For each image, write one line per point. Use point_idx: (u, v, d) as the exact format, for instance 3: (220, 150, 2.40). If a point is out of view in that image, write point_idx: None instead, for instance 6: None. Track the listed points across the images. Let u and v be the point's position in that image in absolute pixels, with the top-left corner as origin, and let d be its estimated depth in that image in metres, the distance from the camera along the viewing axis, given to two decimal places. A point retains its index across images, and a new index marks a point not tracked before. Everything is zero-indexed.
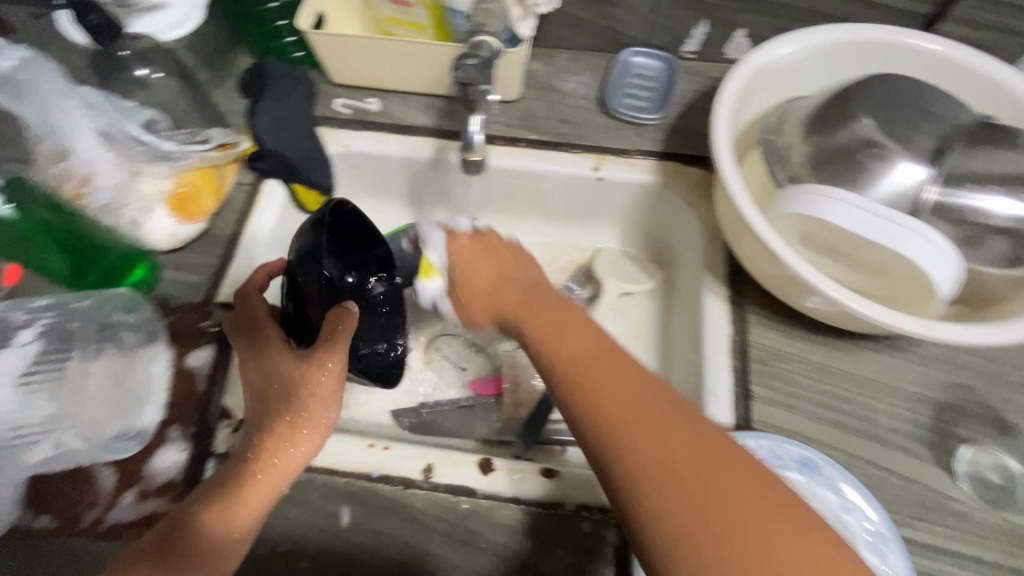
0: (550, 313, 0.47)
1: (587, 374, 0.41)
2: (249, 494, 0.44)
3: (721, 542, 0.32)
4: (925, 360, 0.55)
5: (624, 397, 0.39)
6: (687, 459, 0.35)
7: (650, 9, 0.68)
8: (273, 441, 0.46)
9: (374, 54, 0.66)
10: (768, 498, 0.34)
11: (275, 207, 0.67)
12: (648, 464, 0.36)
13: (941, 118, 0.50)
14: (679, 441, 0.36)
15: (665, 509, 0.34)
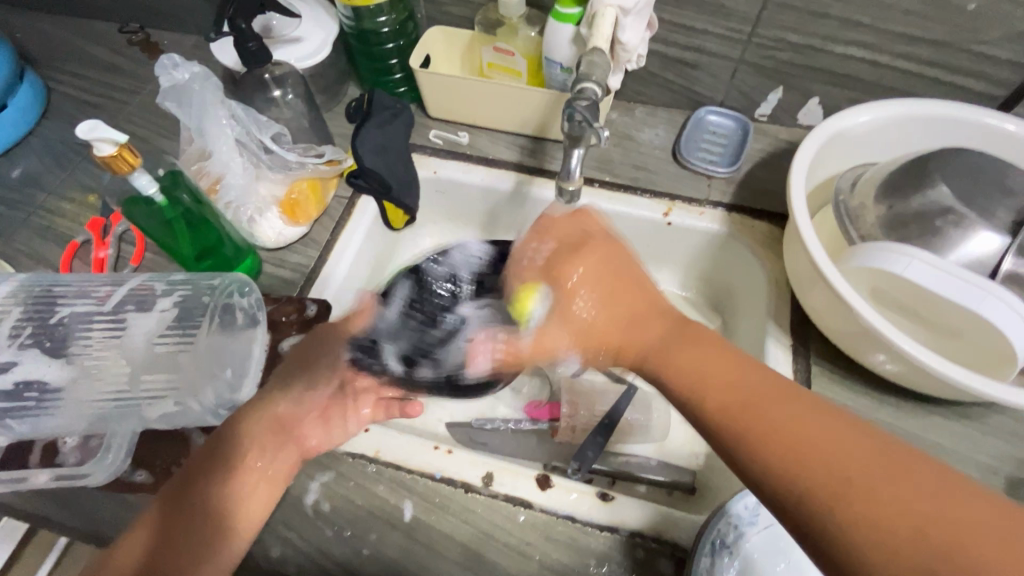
0: (703, 352, 0.45)
1: (756, 400, 0.40)
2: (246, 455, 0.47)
3: (867, 509, 0.34)
4: (997, 433, 0.54)
5: (732, 387, 0.41)
6: (822, 426, 0.38)
7: (730, 75, 0.73)
8: (274, 406, 0.51)
9: (471, 93, 0.72)
10: (896, 458, 0.35)
11: (367, 219, 0.73)
12: (836, 476, 0.35)
13: (1020, 194, 0.51)
14: (795, 405, 0.39)
15: (816, 491, 0.35)
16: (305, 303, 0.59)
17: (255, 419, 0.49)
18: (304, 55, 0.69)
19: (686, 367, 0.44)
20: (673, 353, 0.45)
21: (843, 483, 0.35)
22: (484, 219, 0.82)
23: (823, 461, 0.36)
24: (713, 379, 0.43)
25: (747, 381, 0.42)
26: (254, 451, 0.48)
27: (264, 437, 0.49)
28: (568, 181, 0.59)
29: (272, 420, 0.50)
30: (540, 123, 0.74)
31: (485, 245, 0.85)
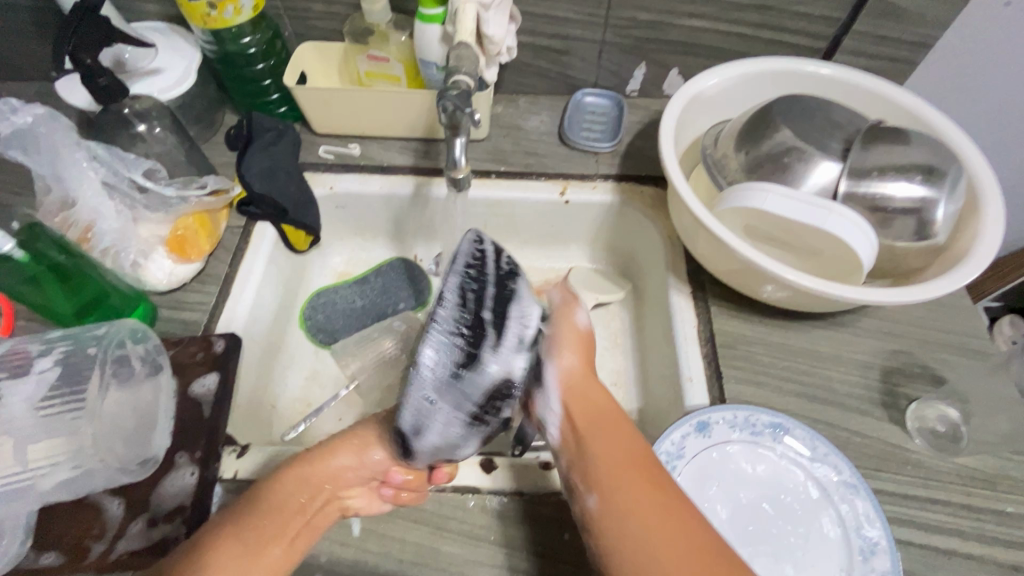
0: (602, 414, 0.50)
1: (621, 480, 0.45)
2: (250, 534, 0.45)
3: (653, 555, 0.40)
4: (868, 332, 0.62)
5: (615, 440, 0.48)
6: (655, 517, 0.42)
7: (597, 57, 0.78)
8: (285, 485, 0.49)
9: (353, 104, 0.72)
10: (707, 551, 0.40)
11: (267, 246, 0.71)
12: (652, 547, 0.41)
13: (845, 126, 0.59)
14: (648, 488, 0.44)
15: (617, 544, 0.42)
16: (211, 340, 0.58)
17: (268, 493, 0.48)
18: (167, 86, 0.66)
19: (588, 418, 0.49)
20: (589, 411, 0.50)
21: (640, 538, 0.41)
22: (391, 227, 0.82)
23: (640, 534, 0.42)
24: (601, 440, 0.48)
25: (625, 442, 0.48)
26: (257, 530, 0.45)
27: (272, 513, 0.47)
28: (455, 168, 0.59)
29: (282, 493, 0.48)
30: (429, 125, 0.75)
31: (397, 253, 0.85)
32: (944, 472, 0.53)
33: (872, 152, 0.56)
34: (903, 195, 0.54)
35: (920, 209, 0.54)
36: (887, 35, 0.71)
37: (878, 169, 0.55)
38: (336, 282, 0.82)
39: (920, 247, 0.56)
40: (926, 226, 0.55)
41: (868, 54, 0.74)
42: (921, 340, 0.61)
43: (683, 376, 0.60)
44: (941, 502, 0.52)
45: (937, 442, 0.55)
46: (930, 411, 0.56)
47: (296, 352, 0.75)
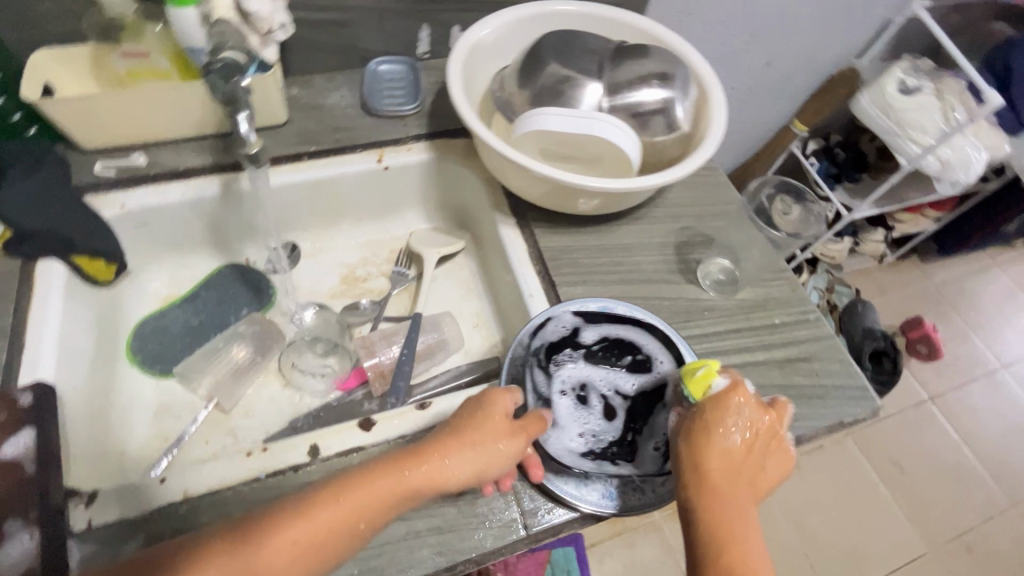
0: (730, 439, 0.50)
1: (719, 491, 0.48)
2: (321, 530, 0.43)
3: (725, 553, 0.45)
4: (660, 219, 0.74)
5: (735, 448, 0.50)
6: (733, 523, 0.47)
7: (378, 23, 0.79)
8: (377, 487, 0.46)
9: (119, 110, 0.66)
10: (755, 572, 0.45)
11: (59, 283, 0.63)
12: (715, 548, 0.46)
13: (598, 51, 0.69)
14: (732, 502, 0.48)
15: (700, 535, 0.47)
16: (14, 394, 0.51)
17: (383, 480, 0.46)
18: None
19: (731, 428, 0.50)
20: (731, 434, 0.50)
21: (713, 535, 0.46)
22: (210, 233, 0.77)
23: (723, 535, 0.46)
24: (722, 453, 0.49)
25: (740, 453, 0.50)
26: (311, 519, 0.43)
27: (350, 511, 0.44)
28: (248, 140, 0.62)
29: (378, 494, 0.45)
30: (218, 119, 0.71)
31: (226, 260, 0.81)
32: (730, 309, 0.68)
33: (622, 69, 0.67)
34: (651, 97, 0.66)
35: (665, 108, 0.66)
36: None
37: (629, 82, 0.66)
38: (162, 307, 0.76)
39: (674, 140, 0.68)
40: (673, 121, 0.67)
41: None
42: (698, 215, 0.75)
43: (525, 294, 0.67)
44: (732, 331, 0.66)
45: (722, 288, 0.69)
46: (713, 266, 0.70)
47: (133, 389, 0.69)
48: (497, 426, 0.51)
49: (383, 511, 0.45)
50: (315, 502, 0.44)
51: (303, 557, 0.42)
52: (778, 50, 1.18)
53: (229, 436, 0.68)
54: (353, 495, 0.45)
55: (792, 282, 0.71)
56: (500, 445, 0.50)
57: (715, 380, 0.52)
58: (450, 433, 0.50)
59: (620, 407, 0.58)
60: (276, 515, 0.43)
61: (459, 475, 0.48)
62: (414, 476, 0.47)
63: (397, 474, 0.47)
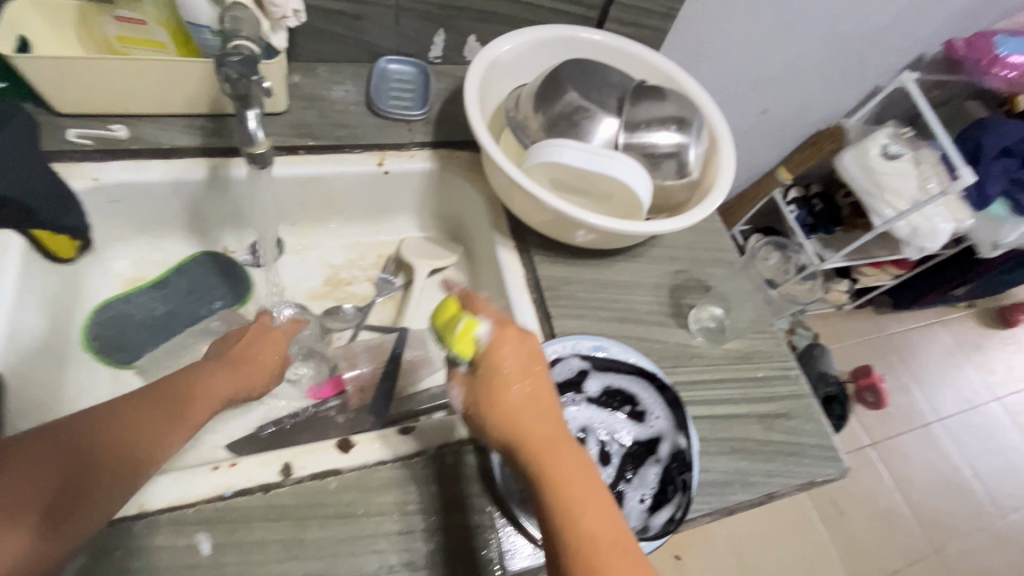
0: (524, 399, 0.46)
1: (548, 460, 0.44)
2: (139, 442, 0.47)
3: (580, 524, 0.42)
4: (657, 259, 0.75)
5: (531, 410, 0.46)
6: (577, 489, 0.43)
7: (394, 22, 0.76)
8: (171, 407, 0.51)
9: (104, 77, 0.60)
10: (609, 532, 0.42)
11: (15, 258, 0.57)
12: (566, 520, 0.42)
13: (617, 86, 0.69)
14: (565, 466, 0.44)
15: (551, 519, 0.42)
16: None
17: (140, 405, 0.50)
18: None
19: (517, 388, 0.46)
20: (519, 395, 0.46)
21: (561, 512, 0.42)
22: (188, 218, 0.72)
23: (569, 504, 0.43)
24: (519, 420, 0.45)
25: (542, 413, 0.46)
26: (124, 429, 0.47)
27: (153, 428, 0.49)
28: (255, 145, 0.54)
29: (136, 418, 0.49)
30: (212, 99, 0.66)
31: (202, 247, 0.76)
32: (717, 358, 0.69)
33: (642, 107, 0.66)
34: (666, 140, 0.66)
35: (678, 153, 0.66)
36: (641, 7, 0.83)
37: (646, 122, 0.66)
38: (126, 291, 0.70)
39: (682, 185, 0.68)
40: (684, 167, 0.67)
41: (630, 24, 0.86)
42: (694, 260, 0.76)
43: (518, 321, 0.66)
44: (717, 381, 0.67)
45: (711, 336, 0.70)
46: (704, 313, 0.71)
47: (85, 379, 0.63)
48: (268, 344, 0.63)
49: (154, 432, 0.49)
50: (122, 417, 0.48)
51: (64, 486, 0.42)
52: (776, 101, 1.21)
53: None
54: (95, 430, 0.46)
55: (776, 336, 0.73)
56: (274, 355, 0.63)
57: (478, 330, 0.46)
58: (232, 362, 0.59)
59: (613, 452, 0.55)
60: (69, 443, 0.44)
61: (248, 373, 0.59)
62: (169, 399, 0.52)
63: (143, 404, 0.50)
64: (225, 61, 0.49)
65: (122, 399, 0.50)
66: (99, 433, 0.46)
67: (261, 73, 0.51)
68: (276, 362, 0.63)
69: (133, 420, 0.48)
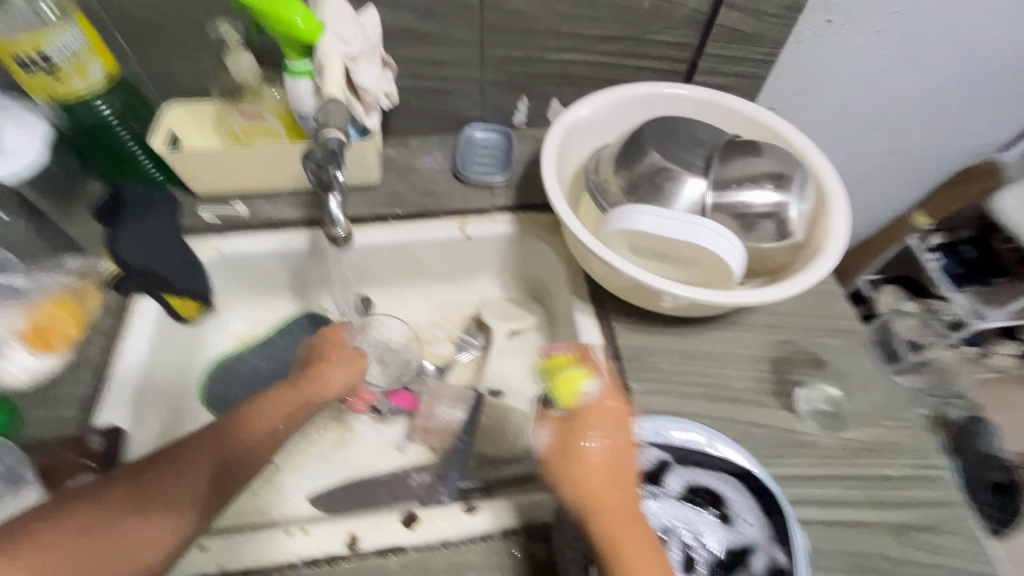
0: (606, 457, 0.47)
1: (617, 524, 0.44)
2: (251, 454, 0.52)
3: None
4: (755, 327, 0.67)
5: (610, 469, 0.46)
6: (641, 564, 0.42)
7: (479, 94, 0.80)
8: (271, 416, 0.55)
9: (230, 163, 0.70)
10: None
11: (151, 323, 0.66)
12: None
13: (706, 142, 0.64)
14: (628, 536, 0.43)
15: None
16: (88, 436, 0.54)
17: (260, 406, 0.55)
18: (18, 167, 0.60)
19: (602, 443, 0.47)
20: (605, 451, 0.47)
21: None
22: (293, 281, 0.79)
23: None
24: (595, 478, 0.46)
25: (620, 475, 0.46)
26: (238, 443, 0.51)
27: (259, 438, 0.53)
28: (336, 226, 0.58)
29: (257, 430, 0.53)
30: None
31: (303, 307, 0.82)
32: (834, 449, 0.58)
33: (732, 164, 0.61)
34: (762, 200, 0.59)
35: (777, 213, 0.60)
36: (734, 57, 0.78)
37: (738, 180, 0.60)
38: (238, 347, 0.78)
39: (784, 248, 0.61)
40: (784, 228, 0.60)
41: (722, 74, 0.81)
42: (801, 329, 0.67)
43: None
44: (834, 478, 0.56)
45: (825, 421, 0.60)
46: (816, 393, 0.61)
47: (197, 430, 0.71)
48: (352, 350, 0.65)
49: (272, 440, 0.54)
50: (232, 433, 0.52)
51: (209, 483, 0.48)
52: (905, 138, 1.07)
53: (276, 493, 0.67)
54: (224, 437, 0.51)
55: (912, 425, 0.60)
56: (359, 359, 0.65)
57: (584, 384, 0.49)
58: (317, 369, 0.61)
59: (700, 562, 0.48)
60: (196, 455, 0.49)
61: (337, 377, 0.61)
62: (283, 410, 0.56)
63: (263, 413, 0.55)
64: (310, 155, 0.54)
65: (243, 402, 0.55)
66: (224, 441, 0.51)
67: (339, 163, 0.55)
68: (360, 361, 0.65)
69: (256, 427, 0.53)
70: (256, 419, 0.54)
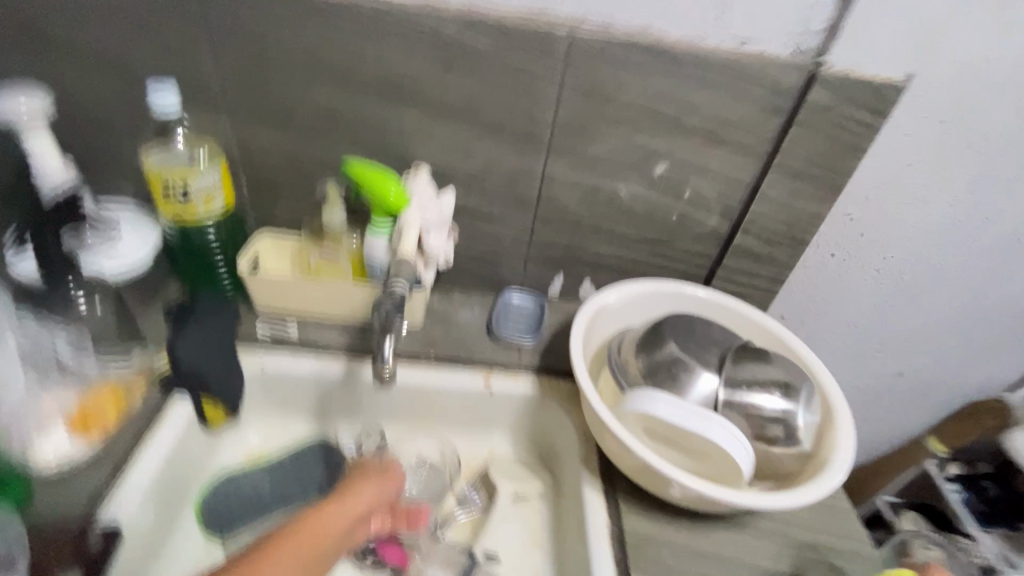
0: None
1: None
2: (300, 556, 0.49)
3: None
4: (764, 535, 0.66)
5: None
6: None
7: (522, 266, 0.91)
8: (314, 526, 0.53)
9: (297, 290, 0.79)
10: None
11: (180, 423, 0.69)
12: None
13: (720, 342, 0.71)
14: None
15: None
16: (89, 530, 0.57)
17: (305, 522, 0.53)
18: (122, 263, 0.68)
19: None
20: None
21: None
22: (318, 405, 0.83)
23: None
24: None
25: None
26: (290, 549, 0.49)
27: (307, 544, 0.51)
28: (384, 366, 0.62)
29: (318, 539, 0.52)
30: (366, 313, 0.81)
31: (317, 431, 0.84)
32: None
33: (746, 367, 0.66)
34: (774, 405, 0.63)
35: (786, 419, 0.63)
36: (747, 272, 0.90)
37: (748, 382, 0.65)
38: (246, 464, 0.79)
39: (794, 455, 0.63)
40: (792, 435, 0.63)
41: (738, 283, 0.92)
42: (812, 545, 0.65)
43: None
44: None
45: None
46: None
47: (183, 545, 0.69)
48: (380, 472, 0.66)
49: (328, 549, 0.53)
50: (279, 540, 0.49)
51: None
52: (912, 364, 1.12)
53: None
54: (291, 542, 0.49)
55: None
56: (389, 479, 0.66)
57: None
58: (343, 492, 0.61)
59: None
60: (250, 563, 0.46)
61: (369, 495, 0.63)
62: (329, 513, 0.56)
63: (320, 521, 0.54)
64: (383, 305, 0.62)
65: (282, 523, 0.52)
66: (291, 545, 0.49)
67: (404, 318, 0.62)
68: (385, 479, 0.66)
69: (316, 535, 0.52)
70: (301, 530, 0.52)
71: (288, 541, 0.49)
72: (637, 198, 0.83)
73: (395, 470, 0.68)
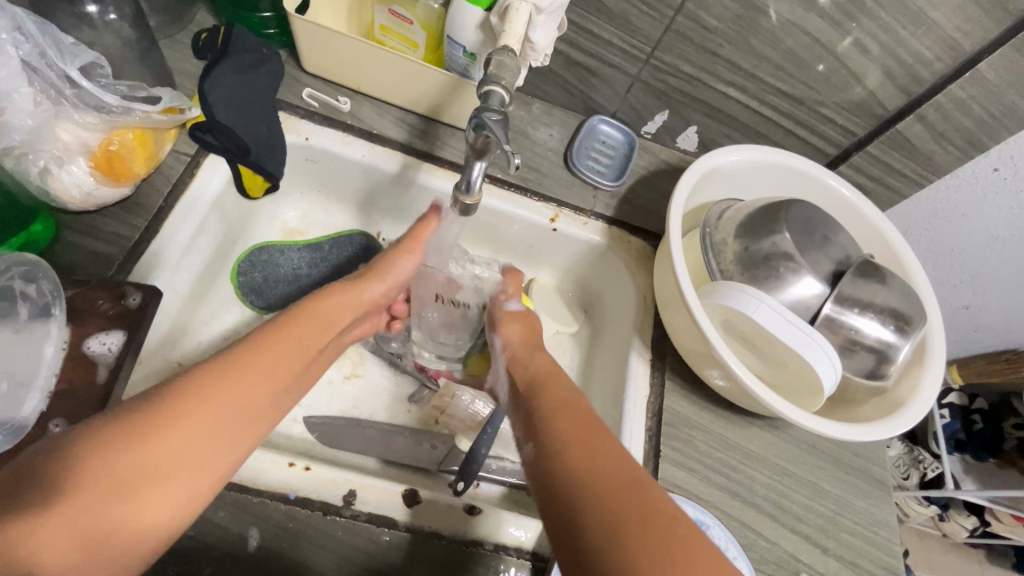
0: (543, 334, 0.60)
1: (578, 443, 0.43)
2: (286, 360, 0.46)
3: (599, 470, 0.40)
4: (794, 441, 0.65)
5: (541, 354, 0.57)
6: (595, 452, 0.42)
7: (624, 90, 0.73)
8: (303, 325, 0.50)
9: (358, 58, 0.64)
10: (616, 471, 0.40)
11: (214, 185, 0.61)
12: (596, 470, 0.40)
13: (838, 246, 0.61)
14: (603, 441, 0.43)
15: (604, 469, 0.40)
16: (125, 291, 0.49)
17: (295, 324, 0.50)
18: None
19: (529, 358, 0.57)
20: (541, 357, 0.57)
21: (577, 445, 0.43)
22: (362, 198, 0.75)
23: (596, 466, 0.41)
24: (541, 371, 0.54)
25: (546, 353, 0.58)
26: (274, 348, 0.46)
27: (292, 347, 0.47)
28: (469, 195, 0.54)
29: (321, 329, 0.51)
30: (433, 106, 0.68)
31: (360, 225, 0.78)
32: None
33: (860, 285, 0.58)
34: (873, 333, 0.57)
35: (882, 351, 0.57)
36: (890, 165, 0.74)
37: (860, 304, 0.57)
38: (283, 240, 0.74)
39: (868, 384, 0.59)
40: (878, 367, 0.58)
41: (869, 175, 0.76)
42: (836, 459, 0.66)
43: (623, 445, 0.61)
44: None
45: (828, 559, 0.60)
46: (827, 530, 0.61)
47: (219, 309, 0.68)
48: (397, 255, 0.61)
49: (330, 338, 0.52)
50: (268, 334, 0.47)
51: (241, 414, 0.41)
52: (990, 317, 1.02)
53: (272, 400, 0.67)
54: (297, 329, 0.49)
55: None
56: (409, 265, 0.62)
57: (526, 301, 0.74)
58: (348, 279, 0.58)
59: None
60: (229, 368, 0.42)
61: (381, 279, 0.60)
62: (331, 299, 0.54)
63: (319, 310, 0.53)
64: (486, 116, 0.48)
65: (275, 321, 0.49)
66: (287, 341, 0.48)
67: (509, 140, 0.48)
68: (399, 259, 0.61)
69: (311, 326, 0.51)
70: (290, 329, 0.49)
71: (295, 334, 0.49)
72: (809, 36, 0.62)
73: (406, 255, 0.61)
